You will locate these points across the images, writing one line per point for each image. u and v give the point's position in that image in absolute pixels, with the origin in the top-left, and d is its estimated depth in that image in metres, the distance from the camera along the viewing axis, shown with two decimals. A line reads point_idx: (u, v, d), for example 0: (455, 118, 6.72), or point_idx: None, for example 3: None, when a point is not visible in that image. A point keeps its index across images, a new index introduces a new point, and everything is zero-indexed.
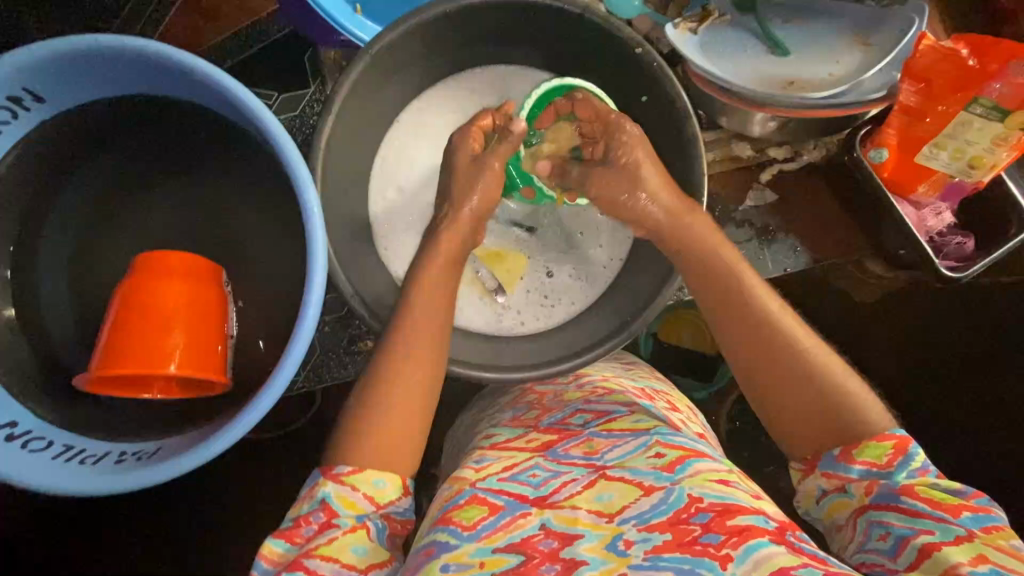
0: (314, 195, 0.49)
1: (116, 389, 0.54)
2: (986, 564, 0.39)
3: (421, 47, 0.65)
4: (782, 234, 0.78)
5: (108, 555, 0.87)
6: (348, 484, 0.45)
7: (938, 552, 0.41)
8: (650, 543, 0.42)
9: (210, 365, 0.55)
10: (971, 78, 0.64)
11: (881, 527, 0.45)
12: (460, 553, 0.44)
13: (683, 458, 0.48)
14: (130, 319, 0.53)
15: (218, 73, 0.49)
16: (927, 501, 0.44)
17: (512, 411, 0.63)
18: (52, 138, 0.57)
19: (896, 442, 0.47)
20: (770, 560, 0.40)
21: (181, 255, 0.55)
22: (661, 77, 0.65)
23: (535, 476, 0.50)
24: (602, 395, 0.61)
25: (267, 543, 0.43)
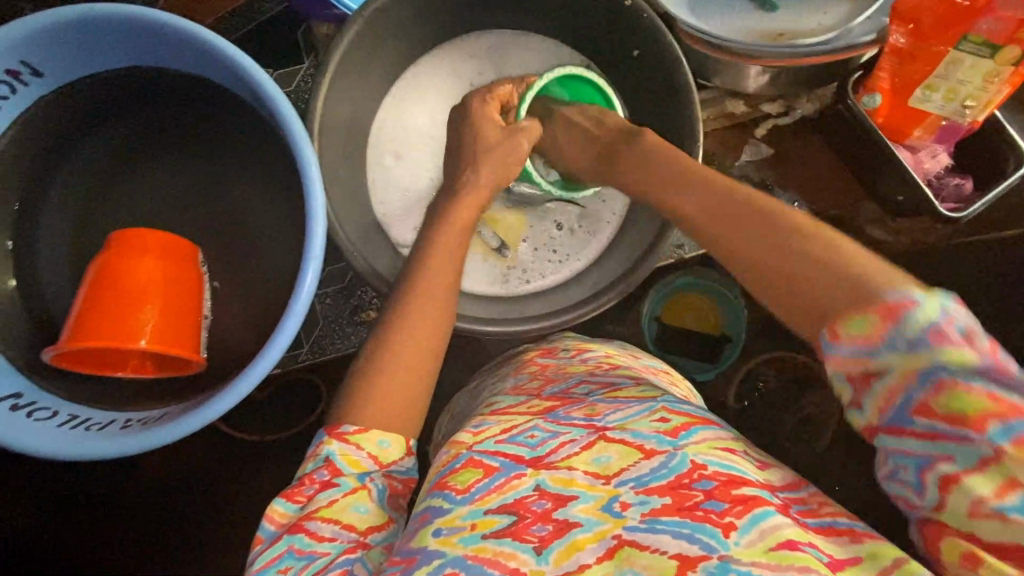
0: (314, 164, 0.58)
1: (89, 365, 0.61)
2: (1014, 494, 0.34)
3: (414, 12, 0.69)
4: (779, 188, 0.81)
5: (130, 519, 0.96)
6: (351, 444, 0.50)
7: (961, 484, 0.35)
8: (647, 506, 0.44)
9: (180, 344, 0.61)
10: (959, 14, 0.61)
11: (899, 458, 0.37)
12: (451, 517, 0.46)
13: (688, 425, 0.50)
14: (109, 292, 0.59)
15: (236, 53, 0.58)
16: (946, 416, 0.35)
17: (513, 381, 0.67)
18: (47, 113, 0.63)
19: (886, 312, 0.36)
20: (778, 531, 0.41)
21: (159, 235, 0.61)
22: (653, 27, 0.64)
23: (533, 438, 0.52)
24: (605, 369, 0.64)
25: (279, 502, 0.49)
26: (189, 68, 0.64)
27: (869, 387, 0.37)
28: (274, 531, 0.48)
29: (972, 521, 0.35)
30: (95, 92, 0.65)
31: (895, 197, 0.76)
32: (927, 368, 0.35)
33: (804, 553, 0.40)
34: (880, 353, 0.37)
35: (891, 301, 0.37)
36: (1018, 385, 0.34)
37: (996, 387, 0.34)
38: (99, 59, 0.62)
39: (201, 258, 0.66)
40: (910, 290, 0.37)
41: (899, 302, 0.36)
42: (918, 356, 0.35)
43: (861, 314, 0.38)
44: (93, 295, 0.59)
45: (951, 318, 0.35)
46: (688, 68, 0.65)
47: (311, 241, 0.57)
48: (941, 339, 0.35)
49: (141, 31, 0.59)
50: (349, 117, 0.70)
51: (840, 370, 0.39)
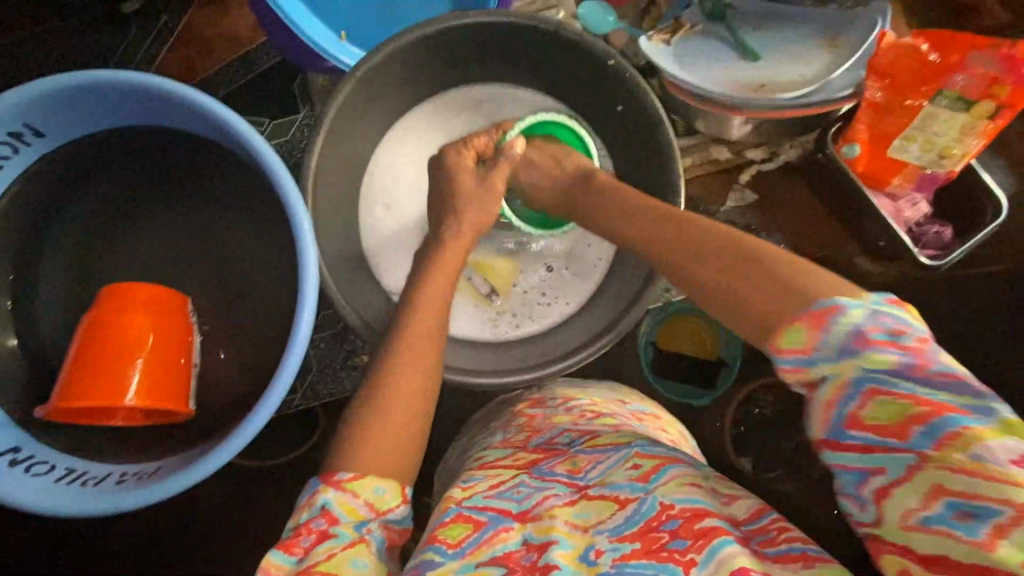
0: (306, 223, 0.60)
1: (76, 416, 0.62)
2: (940, 502, 0.34)
3: (406, 68, 0.71)
4: (764, 234, 0.81)
5: (127, 557, 0.97)
6: (348, 491, 0.51)
7: (891, 497, 0.36)
8: (619, 552, 0.46)
9: (168, 396, 0.63)
10: (932, 71, 0.65)
11: (841, 471, 0.39)
12: (444, 570, 0.47)
13: (658, 467, 0.52)
14: (102, 347, 0.60)
15: (230, 115, 0.60)
16: (875, 427, 0.37)
17: (502, 435, 0.68)
18: (47, 171, 0.65)
19: (812, 320, 0.39)
20: (732, 560, 0.43)
21: (148, 289, 0.63)
22: (635, 87, 0.66)
23: (519, 492, 0.54)
24: (589, 419, 0.64)
25: (273, 553, 0.49)
26: (185, 125, 0.66)
27: (810, 401, 0.40)
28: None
29: (906, 533, 0.36)
30: (95, 150, 0.66)
31: (876, 242, 0.77)
32: (855, 382, 0.37)
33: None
34: (816, 363, 0.39)
35: (818, 306, 0.39)
36: (942, 382, 0.35)
37: (922, 389, 0.36)
38: (97, 118, 0.64)
39: (191, 307, 0.68)
40: (836, 298, 0.39)
41: (824, 308, 0.38)
42: (849, 370, 0.37)
43: (793, 322, 0.40)
44: (82, 351, 0.61)
45: (873, 321, 0.37)
46: (669, 122, 0.66)
47: (304, 298, 0.59)
48: (868, 344, 0.37)
49: (138, 94, 0.61)
50: (342, 170, 0.72)
51: (786, 383, 0.41)
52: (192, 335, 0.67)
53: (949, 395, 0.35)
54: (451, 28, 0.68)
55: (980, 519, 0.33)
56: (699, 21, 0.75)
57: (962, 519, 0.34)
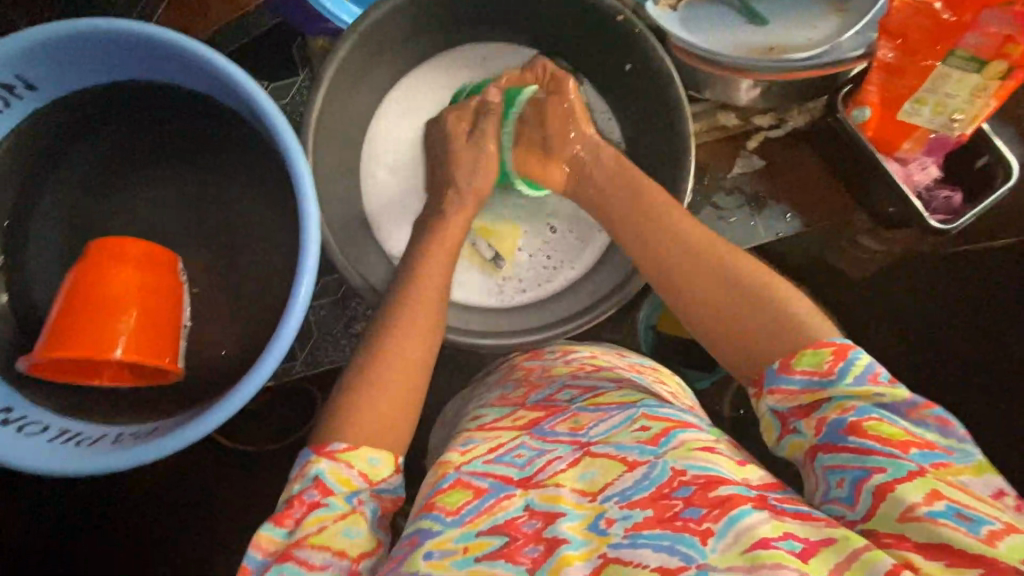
0: (307, 176, 0.58)
1: (59, 372, 0.60)
2: (940, 502, 0.38)
3: (408, 26, 0.70)
4: (771, 201, 0.82)
5: (121, 534, 0.95)
6: (341, 462, 0.49)
7: (892, 493, 0.40)
8: (631, 520, 0.44)
9: (156, 353, 0.61)
10: (946, 31, 0.62)
11: (837, 472, 0.43)
12: (442, 539, 0.46)
13: (667, 430, 0.50)
14: (93, 304, 0.59)
15: (227, 65, 0.58)
16: (877, 437, 0.42)
17: (501, 390, 0.66)
18: (40, 128, 0.63)
19: (835, 349, 0.46)
20: (753, 530, 0.40)
21: (137, 243, 0.61)
22: (645, 43, 0.65)
23: (521, 457, 0.53)
24: (590, 371, 0.63)
25: (266, 528, 0.47)
26: (183, 82, 0.64)
27: (812, 416, 0.45)
28: (262, 560, 0.46)
29: (902, 524, 0.39)
30: (89, 106, 0.65)
31: (884, 207, 0.76)
32: (861, 404, 0.43)
33: (776, 552, 0.39)
34: (831, 388, 0.45)
35: (840, 343, 0.46)
36: (934, 424, 0.42)
37: (916, 427, 0.42)
38: (90, 72, 0.62)
39: (182, 267, 0.67)
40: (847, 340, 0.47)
41: (845, 344, 0.46)
42: (860, 396, 0.43)
43: (819, 346, 0.46)
44: (72, 304, 0.59)
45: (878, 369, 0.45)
46: (679, 81, 0.65)
47: (305, 255, 0.57)
48: (879, 383, 0.43)
49: (134, 46, 0.59)
50: (343, 131, 0.71)
51: (786, 401, 0.47)
52: (182, 305, 0.66)
53: (937, 434, 0.42)
54: None
55: (977, 521, 0.37)
56: None
57: (961, 520, 0.37)
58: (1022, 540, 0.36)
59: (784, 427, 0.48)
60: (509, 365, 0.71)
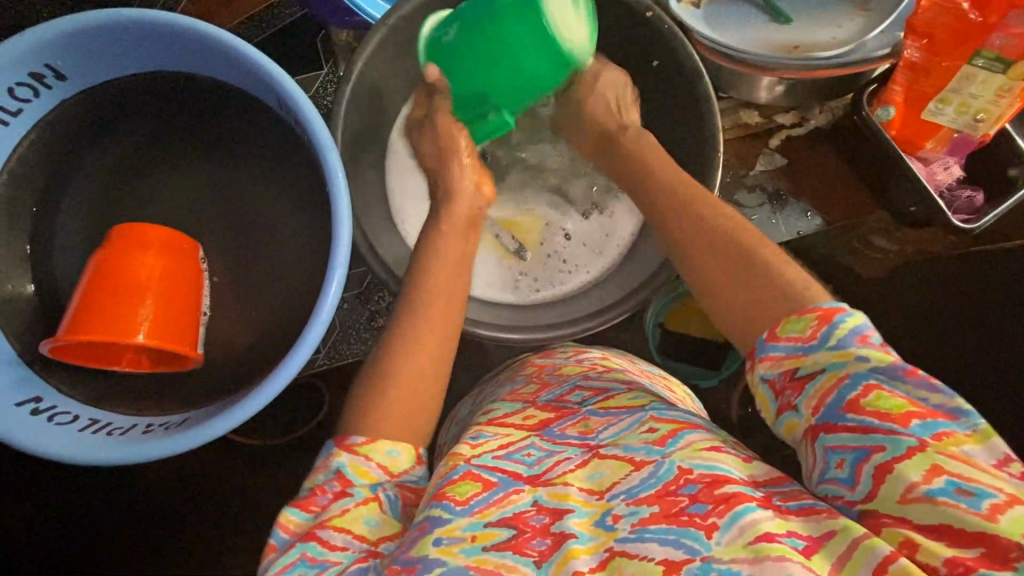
0: (340, 168, 0.58)
1: (81, 358, 0.61)
2: (941, 478, 0.37)
3: (435, 20, 0.70)
4: (792, 199, 0.82)
5: (134, 527, 0.95)
6: (361, 454, 0.50)
7: (895, 472, 0.39)
8: (637, 516, 0.44)
9: (179, 341, 0.61)
10: (972, 32, 0.63)
11: (836, 454, 0.41)
12: (452, 527, 0.45)
13: (675, 432, 0.49)
14: (121, 293, 0.59)
15: (260, 56, 0.58)
16: (874, 413, 0.40)
17: (510, 386, 0.68)
18: (68, 118, 0.63)
19: (821, 313, 0.43)
20: (755, 526, 0.41)
21: (159, 229, 0.61)
22: (673, 40, 0.65)
23: (530, 455, 0.52)
24: (601, 372, 0.65)
25: (291, 510, 0.48)
26: (210, 73, 0.64)
27: (805, 390, 0.43)
28: (286, 539, 0.47)
29: (904, 506, 0.38)
30: (117, 97, 0.65)
31: (906, 207, 0.76)
32: (855, 374, 0.41)
33: (780, 545, 0.40)
34: (814, 352, 0.42)
35: (828, 306, 0.43)
36: (932, 386, 0.39)
37: (916, 393, 0.39)
38: (119, 62, 0.62)
39: (202, 253, 0.67)
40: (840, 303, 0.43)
41: (834, 307, 0.43)
42: (849, 364, 0.41)
43: (803, 313, 0.44)
44: (94, 292, 0.59)
45: (872, 330, 0.42)
46: (707, 77, 0.65)
47: (338, 248, 0.58)
48: (867, 346, 0.41)
49: (163, 36, 0.59)
50: (368, 123, 0.71)
51: (775, 369, 0.44)
52: (203, 293, 0.66)
53: (937, 399, 0.39)
54: None
55: (979, 495, 0.36)
56: None
57: (961, 495, 0.37)
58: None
59: (776, 399, 0.45)
60: (519, 362, 0.75)
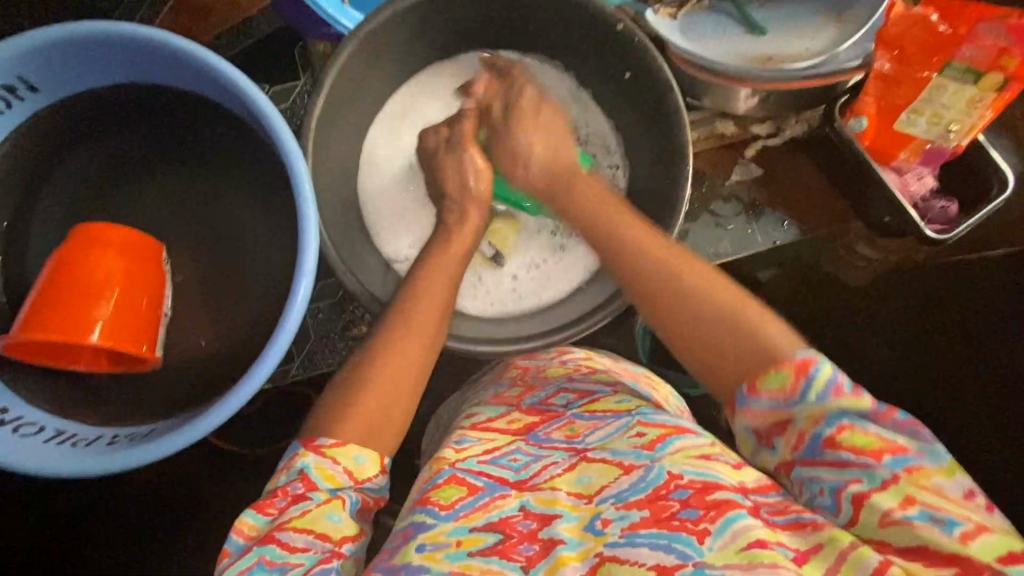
0: (307, 179, 0.58)
1: (37, 355, 0.60)
2: (915, 507, 0.39)
3: (409, 32, 0.70)
4: (769, 209, 0.82)
5: (112, 538, 0.94)
6: (328, 457, 0.49)
7: (869, 501, 0.41)
8: (627, 521, 0.44)
9: (134, 342, 0.61)
10: (944, 42, 0.63)
11: (815, 483, 0.43)
12: (436, 532, 0.46)
13: (663, 436, 0.49)
14: (81, 298, 0.59)
15: (224, 66, 0.58)
16: (850, 448, 0.41)
17: (495, 389, 0.66)
18: (42, 129, 0.64)
19: (796, 366, 0.44)
20: (747, 531, 0.41)
21: (121, 229, 0.61)
22: (645, 52, 0.66)
23: (516, 461, 0.53)
24: (585, 373, 0.63)
25: (248, 513, 0.47)
26: (182, 83, 0.64)
27: (783, 431, 0.44)
28: (241, 544, 0.46)
29: (882, 530, 0.40)
30: (88, 109, 0.65)
31: (880, 217, 0.77)
32: (830, 416, 0.42)
33: (773, 551, 0.40)
34: (795, 406, 0.43)
35: (801, 357, 0.44)
36: (906, 427, 0.42)
37: (887, 431, 0.42)
38: (89, 74, 0.62)
39: (166, 254, 0.67)
40: (809, 351, 0.44)
41: (806, 359, 0.44)
42: (826, 409, 0.43)
43: (778, 366, 0.44)
44: (57, 301, 0.59)
45: (842, 377, 0.43)
46: (678, 90, 0.65)
47: (305, 259, 0.58)
48: (843, 398, 0.42)
49: (133, 48, 0.59)
50: (342, 133, 0.71)
51: (758, 422, 0.45)
52: (164, 294, 0.66)
53: (908, 435, 0.41)
54: None
55: (951, 523, 0.38)
56: None
57: (936, 522, 0.39)
58: (995, 539, 0.38)
59: (756, 443, 0.47)
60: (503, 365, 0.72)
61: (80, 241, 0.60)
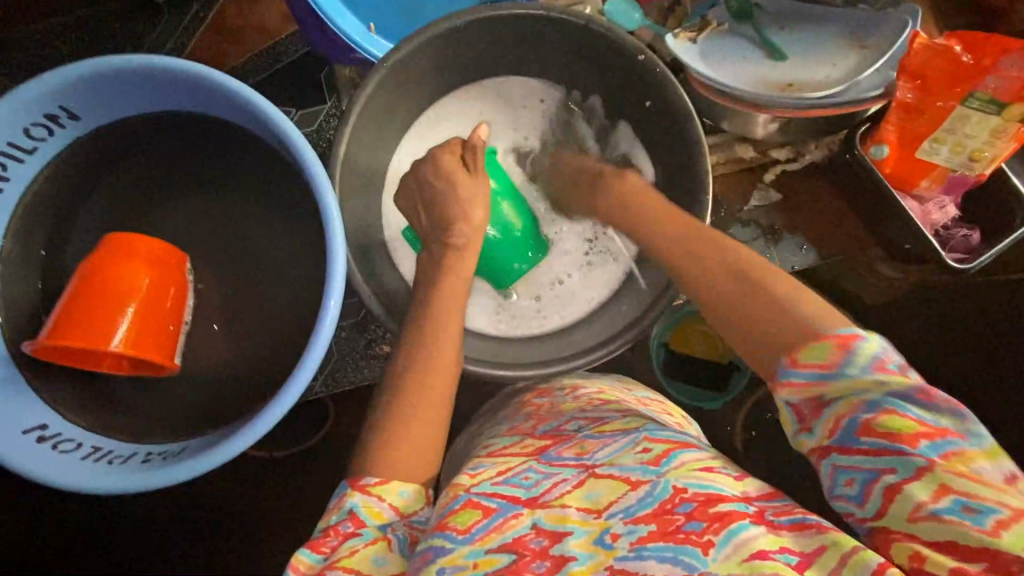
0: (333, 207, 0.60)
1: (64, 357, 0.63)
2: (947, 498, 0.38)
3: (434, 61, 0.71)
4: (788, 234, 0.83)
5: (138, 546, 0.96)
6: (374, 495, 0.50)
7: (904, 492, 0.40)
8: (635, 534, 0.45)
9: (153, 352, 0.63)
10: (966, 74, 0.64)
11: (847, 472, 0.42)
12: (454, 556, 0.46)
13: (668, 451, 0.49)
14: (106, 312, 0.61)
15: (255, 97, 0.60)
16: (885, 435, 0.40)
17: (509, 423, 0.66)
18: (79, 156, 0.66)
19: (839, 339, 0.43)
20: (749, 544, 0.42)
21: (147, 241, 0.63)
22: (664, 81, 0.66)
23: (528, 479, 0.52)
24: (597, 405, 0.64)
25: (303, 551, 0.49)
26: (213, 111, 0.67)
27: (821, 414, 0.44)
28: None
29: (913, 524, 0.39)
30: (123, 136, 0.67)
31: (902, 245, 0.77)
32: (868, 399, 0.41)
33: (773, 561, 0.41)
34: (836, 380, 0.43)
35: (845, 331, 0.43)
36: (946, 407, 0.40)
37: (928, 412, 0.40)
38: (123, 104, 0.65)
39: (191, 266, 0.69)
40: (854, 328, 0.43)
41: (849, 334, 0.43)
42: (866, 387, 0.41)
43: (820, 339, 0.44)
44: (90, 320, 0.61)
45: (889, 355, 0.42)
46: (696, 119, 0.66)
47: (332, 286, 0.59)
48: (886, 371, 0.41)
49: (165, 78, 0.61)
50: (367, 159, 0.72)
51: (796, 395, 0.45)
52: (187, 298, 0.68)
53: (951, 418, 0.40)
54: (479, 20, 0.68)
55: (984, 511, 0.37)
56: (726, 20, 0.74)
57: (968, 512, 0.38)
58: None
59: (792, 422, 0.46)
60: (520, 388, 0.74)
61: (112, 262, 0.62)
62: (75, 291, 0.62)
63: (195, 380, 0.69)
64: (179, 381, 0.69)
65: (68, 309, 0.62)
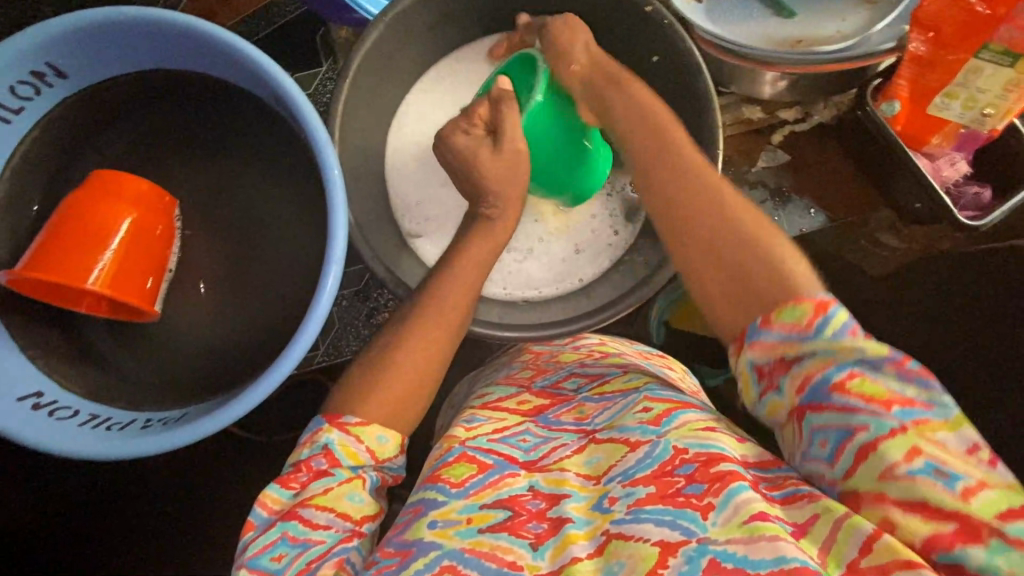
0: (335, 164, 0.58)
1: (40, 291, 0.61)
2: (920, 459, 0.37)
3: (435, 16, 0.69)
4: (796, 195, 0.83)
5: (137, 523, 0.95)
6: (351, 435, 0.50)
7: (877, 451, 0.38)
8: (633, 497, 0.44)
9: (132, 293, 0.62)
10: (980, 24, 0.60)
11: (820, 432, 0.41)
12: (447, 509, 0.46)
13: (669, 411, 0.49)
14: (82, 251, 0.60)
15: (248, 48, 0.58)
16: (859, 394, 0.39)
17: (507, 370, 0.68)
18: (66, 115, 0.64)
19: (816, 304, 0.42)
20: (749, 505, 0.40)
21: (132, 179, 0.61)
22: (673, 34, 0.65)
23: (526, 442, 0.53)
24: (597, 359, 0.63)
25: (272, 487, 0.48)
26: (207, 69, 0.64)
27: (788, 370, 0.42)
28: (266, 517, 0.47)
29: (882, 483, 0.38)
30: (111, 94, 0.65)
31: (911, 204, 0.77)
32: (840, 360, 0.40)
33: (774, 524, 0.39)
34: (809, 342, 0.41)
35: (817, 300, 0.42)
36: (917, 378, 0.39)
37: (899, 381, 0.39)
38: (110, 62, 0.62)
39: (177, 212, 0.67)
40: (824, 294, 0.43)
41: (821, 301, 0.42)
42: (838, 353, 0.40)
43: (796, 302, 0.42)
44: (72, 270, 0.59)
45: (855, 323, 0.41)
46: (706, 73, 0.65)
47: (334, 246, 0.57)
48: (857, 340, 0.40)
49: (156, 32, 0.58)
50: (365, 121, 0.70)
51: (762, 358, 0.43)
52: (172, 246, 0.67)
53: (917, 387, 0.39)
54: None
55: (954, 477, 0.37)
56: None
57: (939, 476, 0.37)
58: (994, 496, 0.37)
59: (759, 381, 0.44)
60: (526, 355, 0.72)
61: (107, 227, 0.60)
62: (53, 235, 0.60)
63: (193, 347, 0.68)
64: (178, 347, 0.68)
65: (47, 263, 0.59)
